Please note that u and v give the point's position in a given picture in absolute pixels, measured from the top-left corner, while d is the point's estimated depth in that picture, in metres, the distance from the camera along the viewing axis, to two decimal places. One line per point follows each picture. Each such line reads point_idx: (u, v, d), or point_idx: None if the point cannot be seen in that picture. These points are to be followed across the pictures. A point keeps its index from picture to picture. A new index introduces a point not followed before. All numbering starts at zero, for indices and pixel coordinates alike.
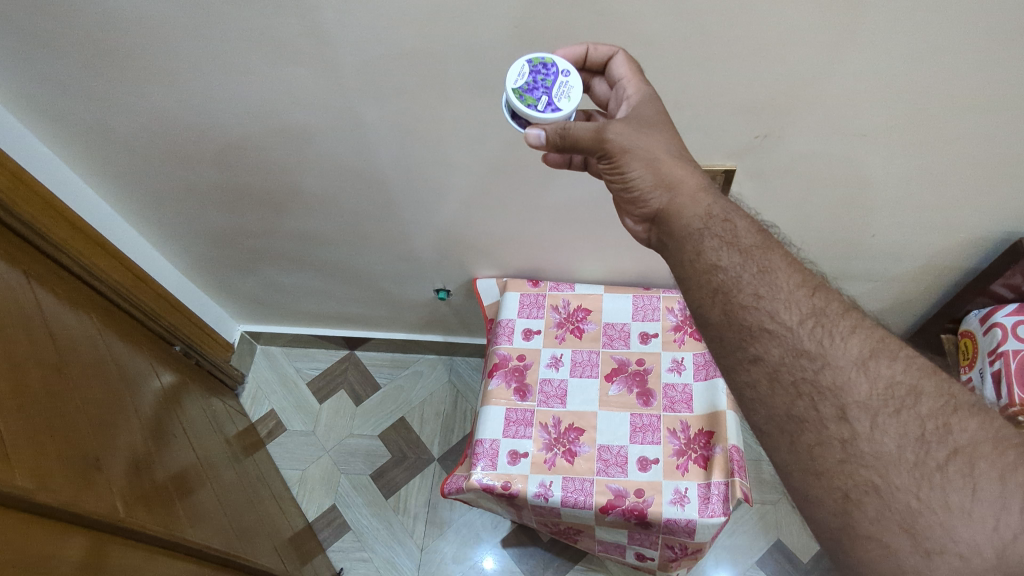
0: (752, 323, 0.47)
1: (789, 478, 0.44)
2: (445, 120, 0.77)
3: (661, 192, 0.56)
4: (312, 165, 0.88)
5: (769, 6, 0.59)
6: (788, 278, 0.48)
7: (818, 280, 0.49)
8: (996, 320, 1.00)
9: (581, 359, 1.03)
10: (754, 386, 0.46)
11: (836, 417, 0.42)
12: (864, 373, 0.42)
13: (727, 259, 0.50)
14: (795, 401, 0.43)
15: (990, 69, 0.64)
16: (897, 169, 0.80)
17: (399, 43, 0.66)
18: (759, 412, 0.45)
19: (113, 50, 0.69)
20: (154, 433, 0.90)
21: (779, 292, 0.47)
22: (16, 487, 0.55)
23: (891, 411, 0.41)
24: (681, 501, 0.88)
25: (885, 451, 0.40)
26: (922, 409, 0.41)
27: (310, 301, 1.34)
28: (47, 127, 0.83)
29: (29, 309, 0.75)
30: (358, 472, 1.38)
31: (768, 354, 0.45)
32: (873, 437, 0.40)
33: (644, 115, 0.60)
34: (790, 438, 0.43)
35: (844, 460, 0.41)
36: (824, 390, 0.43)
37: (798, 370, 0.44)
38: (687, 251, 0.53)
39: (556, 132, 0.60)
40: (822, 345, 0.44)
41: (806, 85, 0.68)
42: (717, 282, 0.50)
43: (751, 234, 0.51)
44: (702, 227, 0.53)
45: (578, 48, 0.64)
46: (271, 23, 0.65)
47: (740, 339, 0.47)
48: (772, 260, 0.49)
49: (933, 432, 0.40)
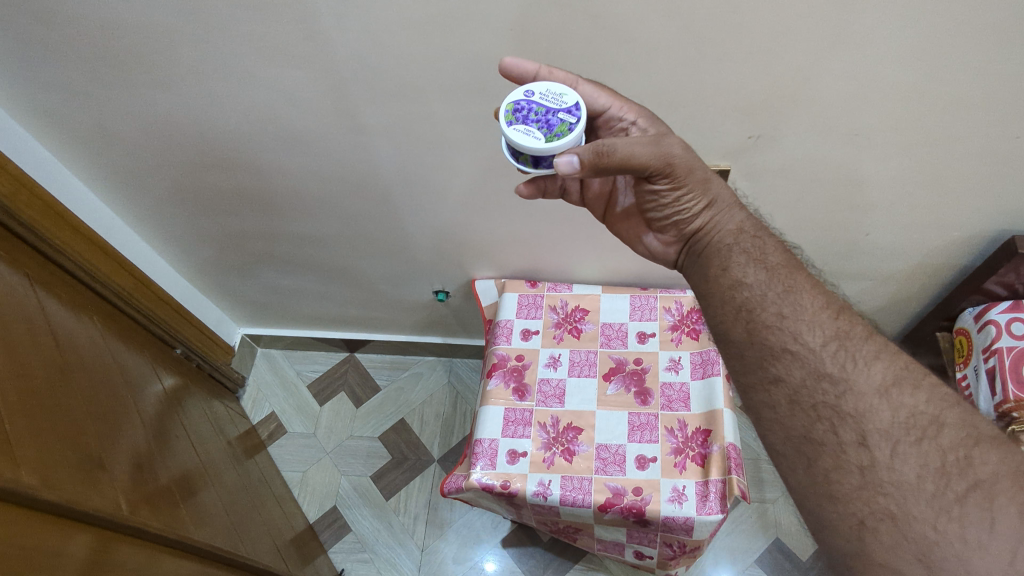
0: (776, 343, 0.51)
1: (805, 501, 0.46)
2: (447, 125, 0.79)
3: (709, 208, 0.62)
4: (314, 169, 0.89)
5: (764, 11, 0.60)
6: (812, 300, 0.53)
7: (842, 304, 0.53)
8: (991, 317, 1.02)
9: (579, 359, 1.04)
10: (773, 406, 0.50)
11: (856, 443, 0.45)
12: (887, 401, 0.45)
13: (755, 276, 0.56)
14: (815, 424, 0.47)
15: (981, 70, 0.65)
16: (891, 169, 0.81)
17: (402, 51, 0.68)
18: (776, 432, 0.49)
19: (115, 55, 0.70)
20: (155, 433, 0.91)
21: (802, 314, 0.52)
22: (22, 484, 0.56)
23: (913, 440, 0.43)
24: (679, 499, 0.88)
25: (905, 480, 0.42)
26: (943, 440, 0.43)
27: (310, 303, 1.35)
28: (48, 130, 0.83)
29: (36, 315, 0.76)
30: (358, 474, 1.39)
31: (790, 376, 0.49)
32: (892, 466, 0.43)
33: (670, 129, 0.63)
34: (808, 462, 0.46)
35: (862, 486, 0.43)
36: (845, 415, 0.46)
37: (820, 394, 0.47)
38: (715, 266, 0.60)
39: (594, 152, 0.54)
40: (844, 369, 0.48)
41: (800, 87, 0.69)
42: (742, 300, 0.56)
43: (778, 253, 0.58)
44: (734, 242, 0.60)
45: (530, 66, 0.63)
46: (273, 28, 0.66)
47: (762, 359, 0.52)
48: (796, 281, 0.55)
49: (954, 463, 0.42)
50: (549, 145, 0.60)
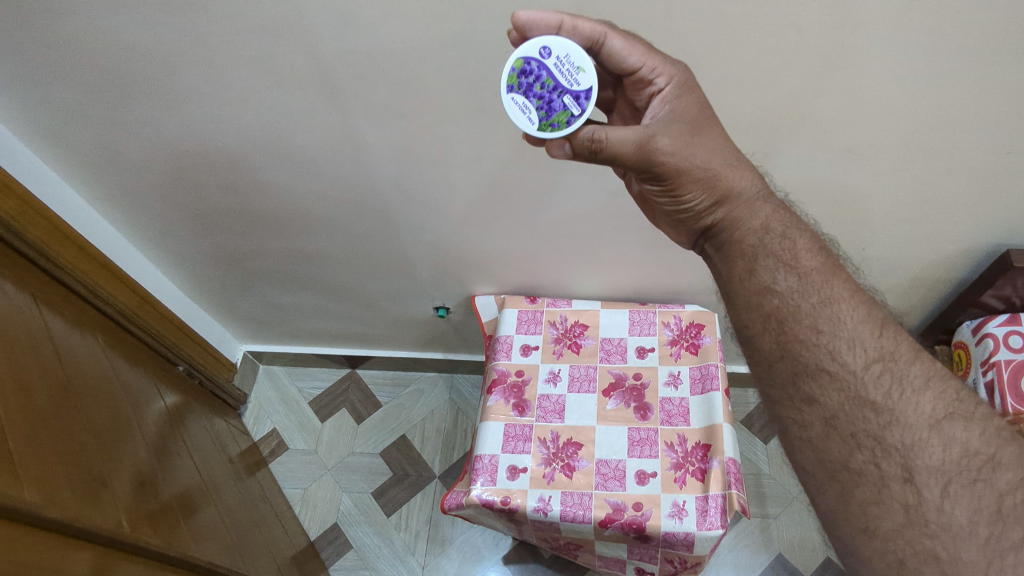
0: (812, 361, 0.50)
1: (842, 537, 0.46)
2: (447, 144, 0.80)
3: (718, 203, 0.59)
4: (315, 188, 0.91)
5: (755, 31, 0.62)
6: (852, 311, 0.50)
7: (883, 316, 0.51)
8: (988, 330, 1.03)
9: (579, 374, 1.04)
10: (805, 426, 0.49)
11: (902, 479, 0.44)
12: (938, 436, 0.44)
13: (785, 283, 0.54)
14: (855, 453, 0.46)
15: (970, 87, 0.66)
16: (887, 184, 0.82)
17: (404, 71, 0.69)
18: (812, 456, 0.48)
19: (121, 79, 0.72)
20: (158, 452, 0.91)
21: (842, 328, 0.50)
22: (25, 502, 0.57)
23: (967, 481, 0.42)
24: (679, 514, 0.88)
25: (956, 523, 0.41)
26: (998, 482, 0.42)
27: (311, 320, 1.35)
28: (55, 152, 0.85)
29: (39, 331, 0.77)
30: (360, 491, 1.39)
31: (827, 398, 0.48)
32: (941, 507, 0.42)
33: (687, 117, 0.59)
34: (846, 492, 0.45)
35: (906, 525, 0.42)
36: (890, 448, 0.45)
37: (861, 421, 0.46)
38: (739, 266, 0.58)
39: (586, 143, 0.57)
40: (889, 398, 0.46)
41: (792, 102, 0.70)
42: (772, 307, 0.53)
43: (812, 256, 0.54)
44: (758, 242, 0.57)
45: (551, 19, 0.59)
46: (276, 52, 0.68)
47: (795, 375, 0.50)
48: (834, 289, 0.52)
49: (1010, 508, 0.40)
50: (539, 134, 0.61)
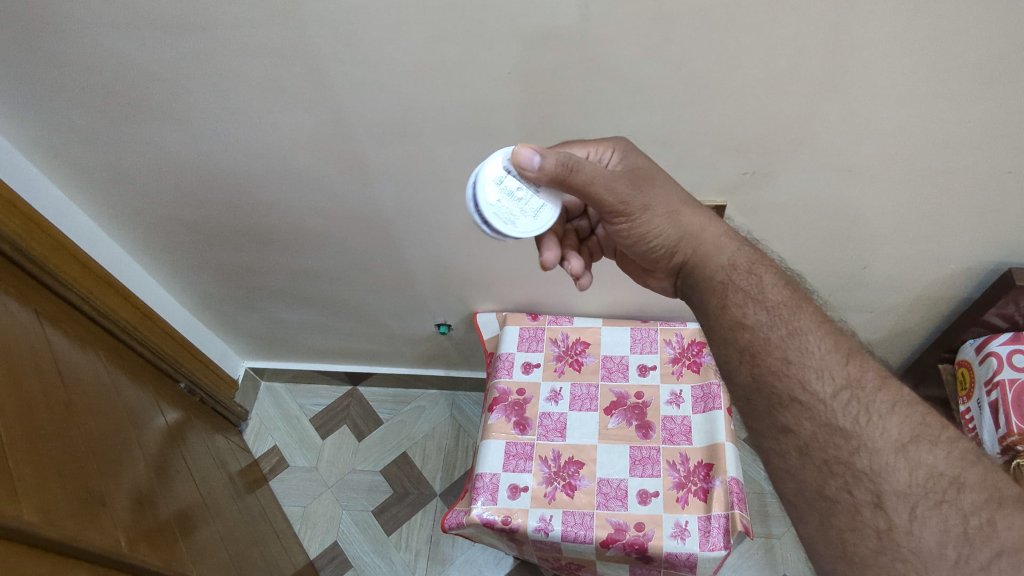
0: (783, 391, 0.49)
1: (824, 564, 0.45)
2: (448, 162, 0.81)
3: (682, 243, 0.61)
4: (316, 206, 0.91)
5: (753, 52, 0.63)
6: (820, 342, 0.50)
7: (851, 344, 0.51)
8: (991, 349, 1.02)
9: (580, 393, 1.04)
10: (783, 456, 0.48)
11: (872, 504, 0.43)
12: (905, 459, 0.44)
13: (755, 317, 0.53)
14: (828, 480, 0.45)
15: (964, 107, 0.67)
16: (888, 203, 0.82)
17: (403, 89, 0.70)
18: (789, 483, 0.48)
19: (126, 98, 0.73)
20: (158, 470, 0.91)
21: (810, 358, 0.49)
22: (21, 522, 0.57)
23: (933, 503, 0.42)
24: (681, 534, 0.88)
25: (924, 546, 0.41)
26: (964, 503, 0.42)
27: (313, 336, 1.35)
28: (61, 170, 0.86)
29: (40, 346, 0.77)
30: (359, 509, 1.38)
31: (800, 427, 0.48)
32: (911, 531, 0.42)
33: (642, 168, 0.63)
34: (823, 519, 0.45)
35: (878, 551, 0.42)
36: (859, 474, 0.44)
37: (832, 449, 0.46)
38: (713, 304, 0.57)
39: (559, 163, 0.57)
40: (858, 423, 0.46)
41: (791, 123, 0.70)
42: (745, 342, 0.53)
43: (779, 292, 0.54)
44: (727, 279, 0.57)
45: None
46: (279, 73, 0.69)
47: (770, 406, 0.50)
48: (801, 319, 0.52)
49: (976, 528, 0.40)
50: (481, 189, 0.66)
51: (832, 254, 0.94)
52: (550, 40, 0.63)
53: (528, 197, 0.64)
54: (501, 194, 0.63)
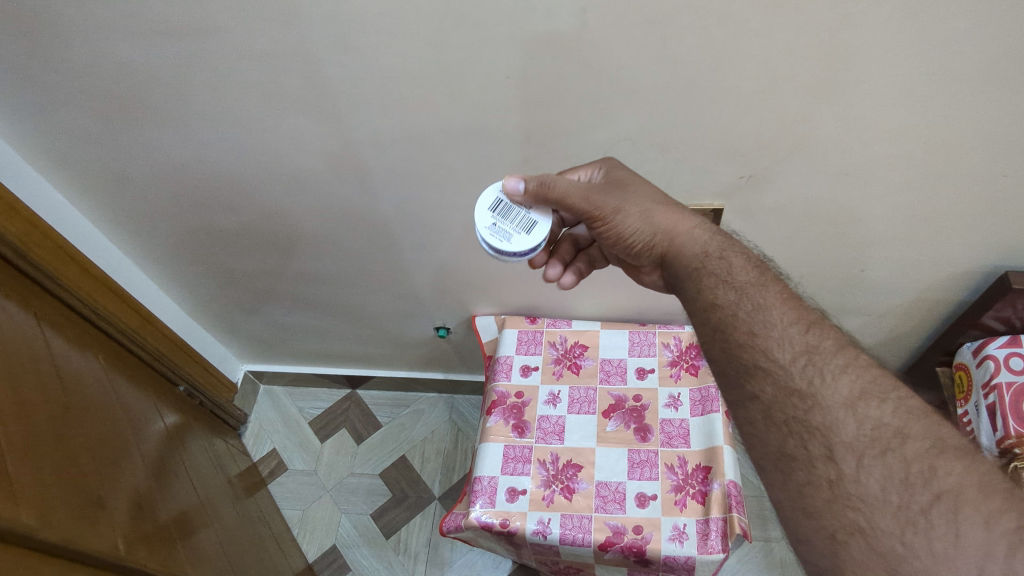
0: (749, 361, 0.50)
1: (783, 518, 0.45)
2: (443, 165, 0.81)
3: (657, 238, 0.63)
4: (313, 209, 0.91)
5: (749, 54, 0.63)
6: (783, 315, 0.51)
7: (814, 315, 0.52)
8: (989, 352, 1.02)
9: (578, 396, 1.04)
10: (751, 422, 0.49)
11: (824, 457, 0.44)
12: (853, 415, 0.44)
13: (725, 297, 0.54)
14: (787, 439, 0.46)
15: (959, 110, 0.67)
16: (885, 207, 0.82)
17: (399, 93, 0.70)
18: (755, 447, 0.48)
19: (125, 102, 0.73)
20: (157, 473, 0.91)
21: (772, 329, 0.50)
22: (19, 525, 0.57)
23: (877, 452, 0.43)
24: (680, 537, 0.88)
25: (870, 493, 0.42)
26: (907, 451, 0.42)
27: (312, 340, 1.35)
28: (62, 174, 0.86)
29: (40, 351, 0.77)
30: (359, 512, 1.38)
31: (763, 393, 0.48)
32: (858, 478, 0.42)
33: (618, 176, 0.65)
34: (783, 477, 0.45)
35: (831, 500, 0.43)
36: (812, 429, 0.45)
37: (790, 409, 0.46)
38: (690, 290, 0.59)
39: (536, 185, 0.64)
40: (812, 384, 0.46)
41: (790, 127, 0.71)
42: (717, 320, 0.54)
43: (747, 270, 0.56)
44: (701, 265, 0.58)
45: None
46: (277, 77, 0.69)
47: (740, 377, 0.50)
48: (766, 295, 0.53)
49: (916, 474, 0.41)
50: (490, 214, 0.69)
51: (831, 258, 0.94)
52: (549, 43, 0.63)
53: (519, 215, 0.66)
54: (496, 217, 0.66)
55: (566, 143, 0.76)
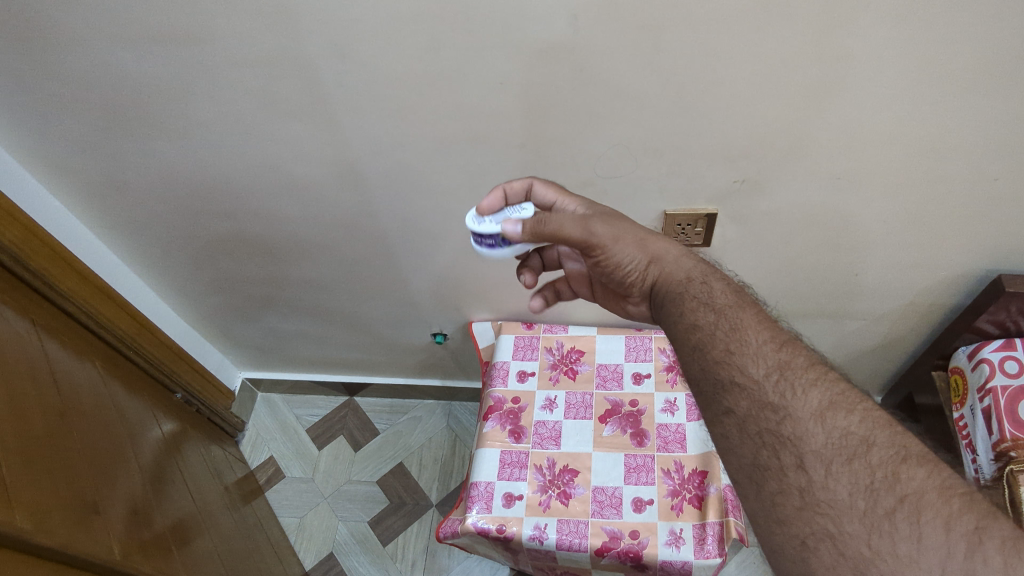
0: (725, 377, 0.50)
1: (756, 524, 0.45)
2: (436, 171, 0.81)
3: (649, 264, 0.62)
4: (307, 215, 0.92)
5: (739, 60, 0.63)
6: (757, 334, 0.51)
7: (788, 335, 0.52)
8: (984, 355, 1.01)
9: (574, 401, 1.04)
10: (726, 435, 0.49)
11: (795, 466, 0.44)
12: (822, 424, 0.45)
13: (704, 318, 0.54)
14: (759, 450, 0.46)
15: (946, 114, 0.67)
16: (879, 210, 0.83)
17: (393, 100, 0.71)
18: (731, 460, 0.48)
19: (122, 110, 0.74)
20: (154, 478, 0.91)
21: (747, 347, 0.50)
22: (14, 528, 0.57)
23: (844, 460, 0.43)
24: (676, 542, 0.88)
25: (838, 499, 0.42)
26: (872, 458, 0.42)
27: (309, 346, 1.35)
28: (60, 182, 0.87)
29: (39, 358, 0.78)
30: (355, 521, 1.37)
31: (737, 407, 0.48)
32: (826, 486, 0.42)
33: (608, 209, 0.66)
34: (757, 488, 0.45)
35: (801, 507, 0.43)
36: (784, 440, 0.45)
37: (763, 421, 0.47)
38: (670, 315, 0.58)
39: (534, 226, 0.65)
40: (784, 397, 0.47)
41: (782, 131, 0.71)
42: (696, 340, 0.54)
43: (727, 293, 0.56)
44: (683, 289, 0.59)
45: (496, 194, 0.72)
46: (272, 84, 0.70)
47: (715, 392, 0.51)
48: (742, 318, 0.53)
49: (881, 480, 0.41)
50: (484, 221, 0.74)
51: (825, 262, 0.95)
52: (540, 50, 0.64)
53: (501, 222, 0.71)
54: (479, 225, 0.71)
55: (557, 150, 0.76)
